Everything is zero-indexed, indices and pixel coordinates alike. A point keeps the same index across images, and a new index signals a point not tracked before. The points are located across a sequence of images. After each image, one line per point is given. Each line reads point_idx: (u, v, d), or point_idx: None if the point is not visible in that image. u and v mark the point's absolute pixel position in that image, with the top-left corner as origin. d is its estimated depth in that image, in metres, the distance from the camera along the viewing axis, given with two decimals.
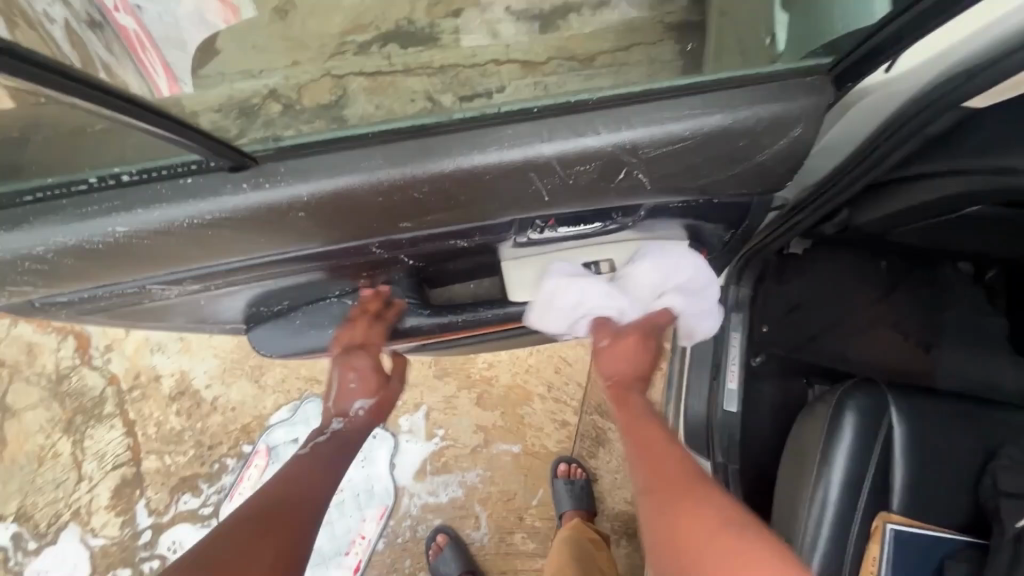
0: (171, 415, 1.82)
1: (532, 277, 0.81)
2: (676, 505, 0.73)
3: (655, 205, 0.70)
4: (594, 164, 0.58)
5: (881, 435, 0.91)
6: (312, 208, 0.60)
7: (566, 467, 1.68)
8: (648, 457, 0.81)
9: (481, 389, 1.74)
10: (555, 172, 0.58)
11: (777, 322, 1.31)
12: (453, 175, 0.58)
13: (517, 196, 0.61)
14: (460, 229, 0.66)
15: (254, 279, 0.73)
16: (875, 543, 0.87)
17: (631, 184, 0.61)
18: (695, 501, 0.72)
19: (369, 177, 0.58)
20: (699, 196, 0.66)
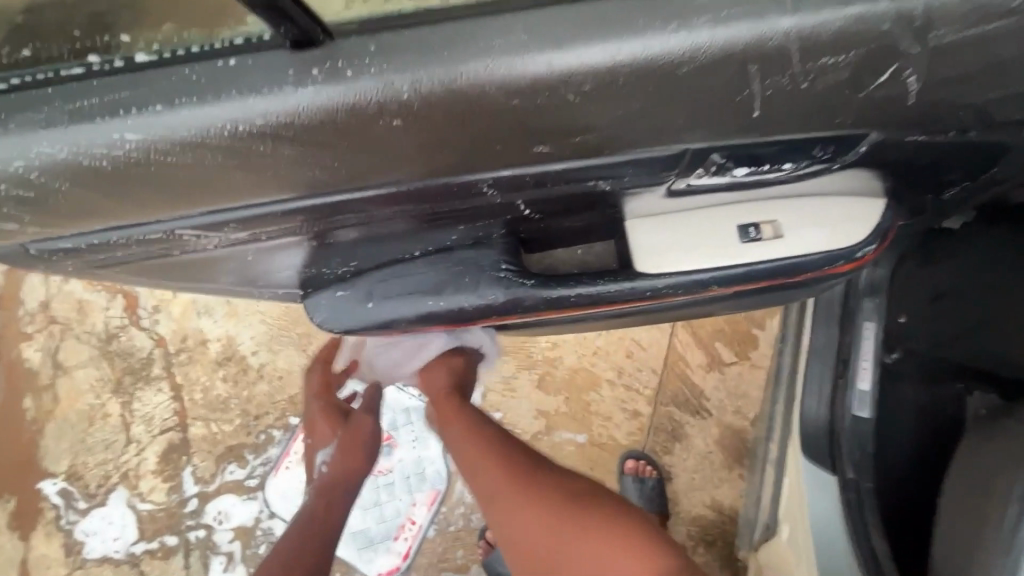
0: (217, 380, 1.75)
1: (669, 243, 0.60)
2: (497, 491, 0.92)
3: (885, 140, 0.49)
4: (852, 54, 0.41)
5: None
6: (438, 113, 0.44)
7: (635, 463, 1.51)
8: (467, 438, 1.01)
9: (543, 371, 1.59)
10: (790, 65, 0.41)
11: (919, 312, 1.09)
12: (644, 66, 0.41)
13: (713, 105, 0.44)
14: (611, 160, 0.49)
15: (306, 231, 0.56)
16: None
17: (890, 93, 0.44)
18: (526, 495, 0.90)
19: (526, 63, 0.42)
20: (961, 121, 0.48)
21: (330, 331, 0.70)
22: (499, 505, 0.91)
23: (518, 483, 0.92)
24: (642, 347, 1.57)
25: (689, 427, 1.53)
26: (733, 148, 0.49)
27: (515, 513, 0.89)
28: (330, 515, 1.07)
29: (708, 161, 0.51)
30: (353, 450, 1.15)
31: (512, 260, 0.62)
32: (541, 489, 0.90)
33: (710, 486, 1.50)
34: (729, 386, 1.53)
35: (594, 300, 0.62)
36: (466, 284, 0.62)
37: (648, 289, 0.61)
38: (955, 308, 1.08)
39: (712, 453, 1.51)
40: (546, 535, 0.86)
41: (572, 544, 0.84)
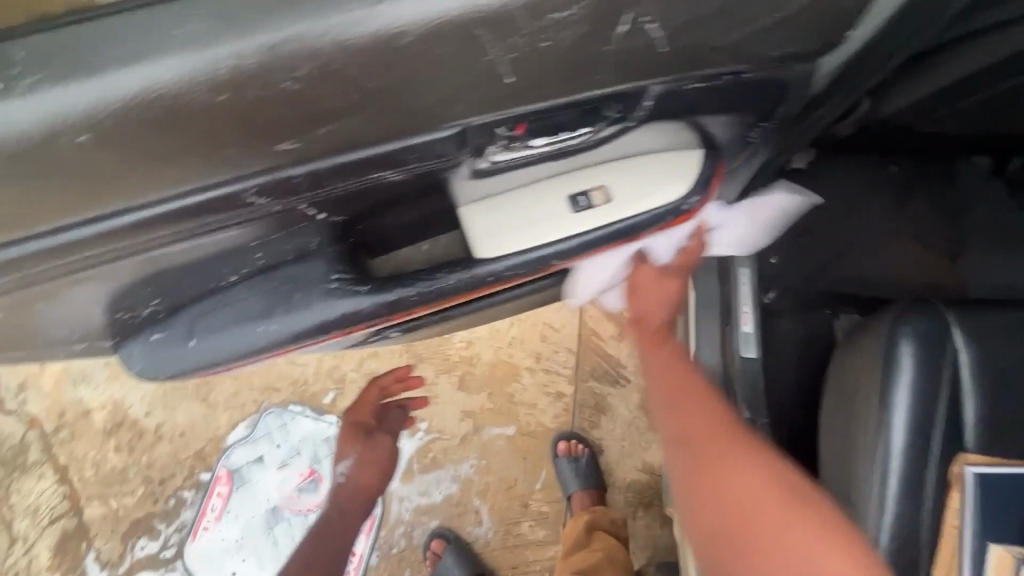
0: (109, 452, 1.58)
1: (501, 222, 0.61)
2: (718, 464, 0.65)
3: (668, 90, 0.52)
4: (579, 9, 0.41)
5: (948, 363, 0.75)
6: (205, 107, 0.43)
7: (568, 444, 1.51)
8: (686, 403, 0.76)
9: (463, 371, 1.56)
10: (516, 28, 0.41)
11: (788, 250, 1.16)
12: (392, 36, 0.41)
13: (455, 75, 0.44)
14: (384, 150, 0.51)
15: (121, 256, 0.54)
16: (955, 492, 0.72)
17: (637, 43, 0.45)
18: (743, 464, 0.65)
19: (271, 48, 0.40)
20: (732, 67, 0.51)
21: (153, 378, 0.72)
22: (718, 467, 0.66)
23: (741, 443, 0.68)
24: (556, 330, 1.58)
25: (612, 398, 1.55)
26: (505, 121, 0.51)
27: (758, 514, 0.60)
28: (345, 518, 1.17)
29: (497, 133, 0.54)
30: (374, 470, 1.22)
31: (343, 270, 0.63)
32: (753, 466, 0.65)
33: (640, 450, 1.54)
34: None
35: (437, 293, 0.65)
36: (297, 302, 0.64)
37: (489, 274, 0.63)
38: (816, 241, 1.17)
39: (637, 418, 1.54)
40: (712, 449, 0.68)
41: (783, 525, 0.59)
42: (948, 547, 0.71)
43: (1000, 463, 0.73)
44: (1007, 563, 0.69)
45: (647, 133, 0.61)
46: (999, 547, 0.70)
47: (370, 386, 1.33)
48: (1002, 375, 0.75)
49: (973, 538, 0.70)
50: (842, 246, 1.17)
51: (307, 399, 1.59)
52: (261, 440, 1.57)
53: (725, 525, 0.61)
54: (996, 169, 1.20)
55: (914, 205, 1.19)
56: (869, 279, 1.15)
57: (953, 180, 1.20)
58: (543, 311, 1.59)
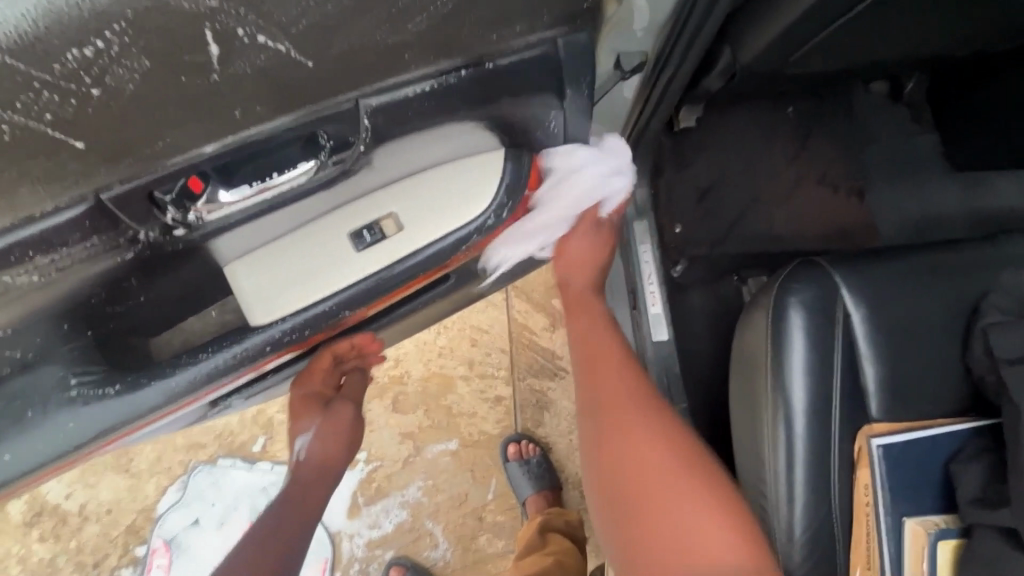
0: (33, 543, 1.46)
1: (278, 279, 0.57)
2: (614, 411, 0.67)
3: (385, 101, 0.46)
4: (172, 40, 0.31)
5: (841, 331, 0.69)
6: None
7: (516, 447, 1.44)
8: (605, 372, 0.70)
9: (395, 392, 1.48)
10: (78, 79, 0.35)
11: (691, 217, 1.09)
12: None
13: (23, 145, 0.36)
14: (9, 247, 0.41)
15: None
16: (864, 468, 0.67)
17: (264, 61, 0.38)
18: (646, 437, 0.64)
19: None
20: (448, 64, 0.46)
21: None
22: (613, 409, 0.67)
23: (651, 424, 0.65)
24: (485, 331, 1.50)
25: (554, 392, 1.49)
26: (184, 176, 0.44)
27: (642, 457, 0.63)
28: (301, 500, 0.83)
29: (161, 201, 0.45)
30: (338, 444, 0.91)
31: (88, 370, 0.53)
32: (650, 434, 0.64)
33: None
34: None
35: (212, 377, 0.56)
36: (31, 419, 0.51)
37: (266, 343, 0.57)
38: (719, 203, 1.10)
39: None
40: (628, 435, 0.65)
41: (671, 486, 0.61)
42: (863, 528, 0.66)
43: (908, 428, 0.67)
44: (924, 538, 0.64)
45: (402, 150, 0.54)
46: (914, 521, 0.65)
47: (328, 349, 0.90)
48: (903, 333, 0.68)
49: (888, 515, 0.65)
50: (747, 202, 1.10)
51: (236, 450, 1.49)
52: (194, 502, 1.47)
53: (637, 502, 0.61)
54: (895, 94, 1.13)
55: (817, 146, 1.12)
56: (779, 234, 1.09)
57: (853, 114, 1.13)
58: (469, 314, 1.50)
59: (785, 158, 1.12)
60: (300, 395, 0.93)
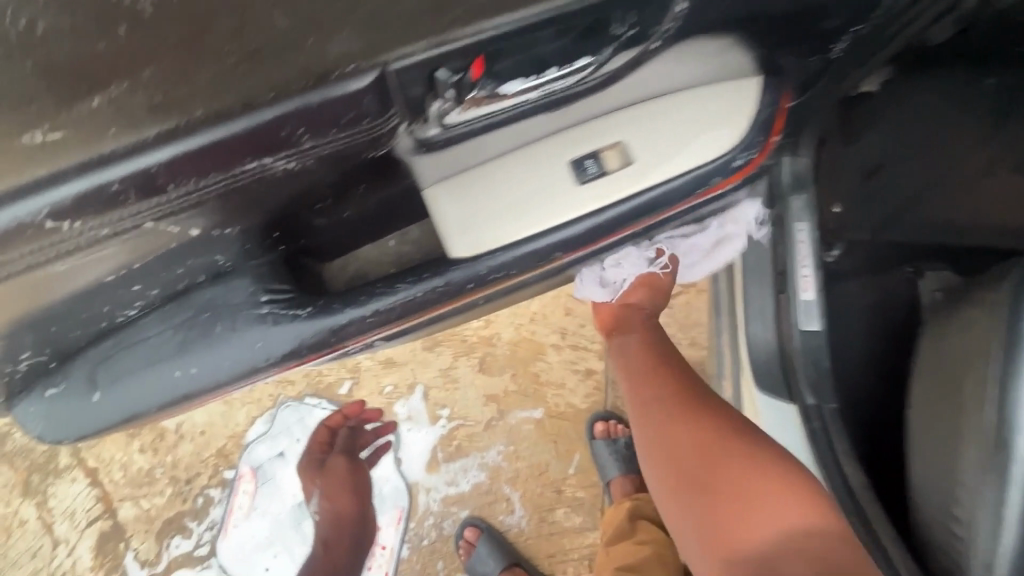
0: (134, 453, 1.53)
1: (489, 203, 0.49)
2: (718, 471, 0.79)
3: None
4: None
5: None
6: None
7: (604, 425, 1.39)
8: (677, 429, 0.86)
9: (483, 353, 1.43)
10: None
11: (854, 195, 0.95)
12: None
13: None
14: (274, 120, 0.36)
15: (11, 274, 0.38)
16: None
17: None
18: (736, 463, 0.79)
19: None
20: None
21: (62, 440, 0.53)
22: (711, 470, 0.80)
23: (750, 471, 0.78)
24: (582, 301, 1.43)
25: None
26: (453, 65, 0.37)
27: (721, 462, 0.80)
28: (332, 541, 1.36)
29: (439, 92, 0.39)
30: (343, 494, 1.40)
31: (276, 288, 0.49)
32: (782, 499, 0.75)
33: None
34: (679, 319, 1.40)
35: (401, 312, 0.51)
36: (219, 334, 0.49)
37: (469, 280, 0.50)
38: (890, 182, 0.95)
39: None
40: (694, 464, 0.81)
41: (745, 465, 0.79)
42: None
43: None
44: None
45: (663, 61, 0.45)
46: None
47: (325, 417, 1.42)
48: None
49: None
50: (924, 185, 0.95)
51: (322, 391, 1.50)
52: (281, 436, 1.50)
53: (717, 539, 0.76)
54: None
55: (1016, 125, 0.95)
56: (957, 225, 0.95)
57: None
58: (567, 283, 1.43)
59: (977, 136, 0.96)
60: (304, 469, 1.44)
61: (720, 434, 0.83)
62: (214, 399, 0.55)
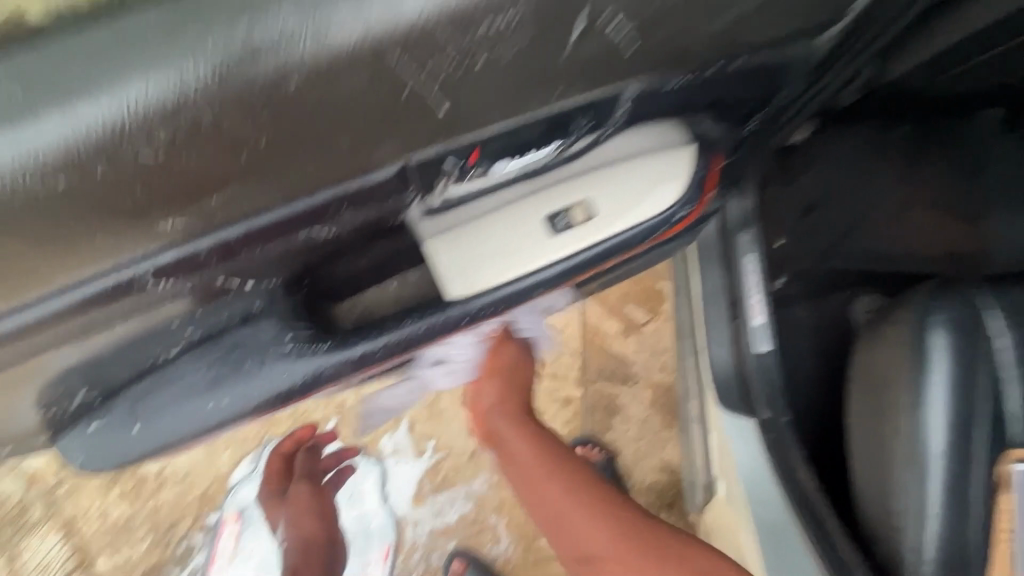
0: (113, 502, 1.51)
1: (473, 255, 0.54)
2: (562, 522, 0.76)
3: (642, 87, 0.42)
4: (519, 9, 0.32)
5: (982, 357, 0.68)
6: (215, 142, 0.33)
7: (582, 451, 1.43)
8: (553, 485, 0.79)
9: (466, 385, 1.49)
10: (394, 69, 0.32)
11: (797, 231, 1.08)
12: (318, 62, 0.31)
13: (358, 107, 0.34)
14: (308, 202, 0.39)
15: (60, 345, 0.41)
16: (1006, 493, 0.65)
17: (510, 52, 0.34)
18: (597, 523, 0.75)
19: (262, 49, 0.30)
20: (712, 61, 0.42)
21: (102, 468, 0.56)
22: (569, 530, 0.76)
23: (604, 516, 0.75)
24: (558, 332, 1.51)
25: (623, 397, 1.48)
26: (467, 146, 0.41)
27: (556, 503, 0.78)
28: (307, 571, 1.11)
29: (447, 167, 0.44)
30: (309, 519, 1.15)
31: (300, 326, 0.52)
32: (609, 528, 0.74)
33: (658, 449, 1.47)
34: (649, 345, 1.50)
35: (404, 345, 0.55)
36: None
37: (463, 315, 0.55)
38: (825, 219, 1.08)
39: (651, 416, 1.47)
40: (552, 502, 0.78)
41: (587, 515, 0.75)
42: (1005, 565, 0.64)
43: None
44: None
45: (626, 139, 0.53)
46: None
47: (287, 435, 1.22)
48: None
49: None
50: (853, 220, 1.08)
51: None
52: None
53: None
54: (1009, 120, 1.10)
55: (926, 167, 1.10)
56: (887, 255, 1.07)
57: (963, 136, 1.11)
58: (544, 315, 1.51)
59: (897, 176, 1.10)
60: (265, 500, 1.21)
61: (580, 493, 0.77)
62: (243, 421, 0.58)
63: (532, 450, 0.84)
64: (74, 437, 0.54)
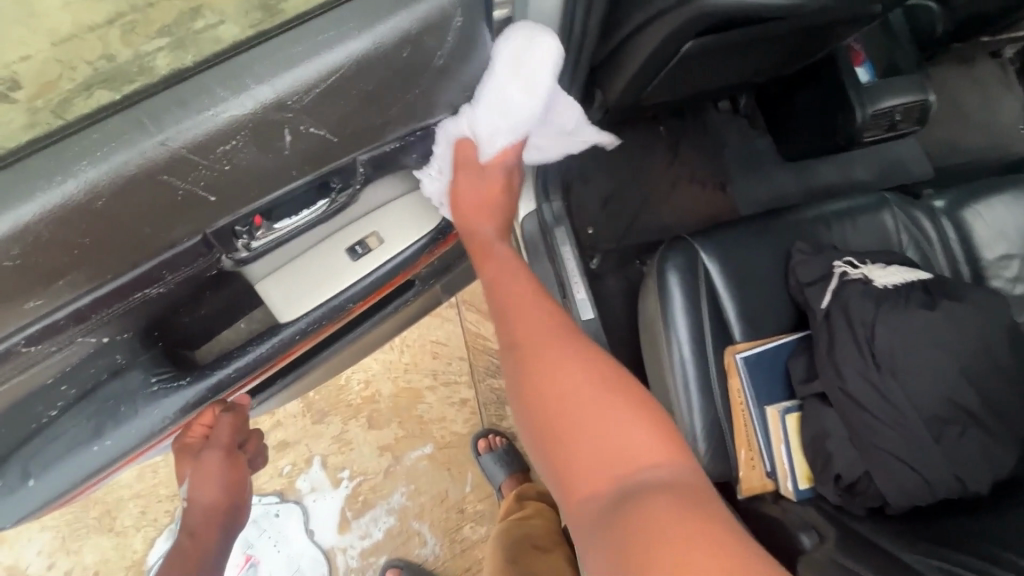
0: None
1: (296, 287, 0.67)
2: (547, 362, 0.63)
3: (370, 155, 0.57)
4: (240, 136, 0.44)
5: (703, 284, 0.93)
6: (65, 249, 0.42)
7: (486, 440, 1.61)
8: (533, 317, 0.69)
9: (369, 411, 1.60)
10: (172, 182, 0.43)
11: (598, 219, 1.35)
12: (104, 186, 0.41)
13: (152, 210, 0.44)
14: (135, 278, 0.49)
15: None
16: (734, 377, 0.89)
17: (245, 158, 0.46)
18: (569, 358, 0.63)
19: (78, 189, 0.40)
20: (409, 128, 0.57)
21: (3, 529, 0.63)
22: (546, 360, 0.63)
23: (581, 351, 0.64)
24: (444, 344, 1.65)
25: None
26: (243, 215, 0.51)
27: (560, 378, 0.61)
28: (200, 543, 0.86)
29: (236, 231, 0.53)
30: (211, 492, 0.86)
31: (162, 370, 0.64)
32: (580, 359, 0.63)
33: None
34: None
35: (253, 367, 0.67)
36: (124, 414, 0.62)
37: (295, 334, 0.68)
38: (619, 206, 1.36)
39: None
40: (537, 340, 0.66)
41: (608, 407, 0.58)
42: (742, 422, 0.89)
43: (760, 343, 0.92)
44: (779, 417, 0.87)
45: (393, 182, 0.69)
46: (772, 407, 0.88)
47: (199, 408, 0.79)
48: (749, 277, 0.94)
49: (757, 408, 0.89)
50: (640, 203, 1.38)
51: None
52: None
53: (552, 426, 0.59)
54: (734, 109, 1.44)
55: (686, 153, 1.42)
56: (668, 225, 1.37)
57: (707, 125, 1.44)
58: (428, 331, 1.65)
59: (665, 163, 1.41)
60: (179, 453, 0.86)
61: (564, 329, 0.67)
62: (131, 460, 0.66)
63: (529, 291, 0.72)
64: None
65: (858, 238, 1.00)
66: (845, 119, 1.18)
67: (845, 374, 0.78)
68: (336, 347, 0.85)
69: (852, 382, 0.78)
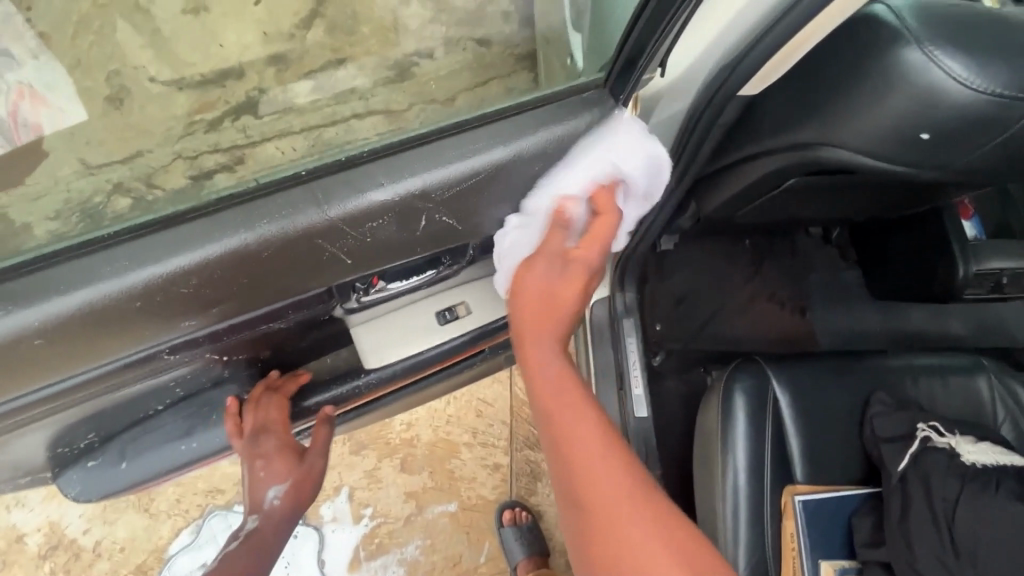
0: None
1: (385, 339, 0.73)
2: (600, 500, 0.52)
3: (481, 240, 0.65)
4: (386, 217, 0.53)
5: (771, 413, 0.90)
6: (228, 284, 0.52)
7: (511, 513, 1.57)
8: (575, 433, 0.55)
9: (405, 453, 1.61)
10: (328, 243, 0.52)
11: (668, 317, 1.35)
12: (272, 240, 0.50)
13: (306, 264, 0.53)
14: (265, 312, 0.58)
15: (87, 396, 0.60)
16: (789, 519, 0.84)
17: (385, 231, 0.54)
18: (626, 504, 0.52)
19: (251, 241, 0.50)
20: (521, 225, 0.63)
21: (90, 498, 0.75)
22: (597, 503, 0.52)
23: (630, 485, 0.53)
24: (491, 405, 1.66)
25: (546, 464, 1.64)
26: (366, 275, 0.59)
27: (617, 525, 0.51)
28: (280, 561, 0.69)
29: (354, 286, 0.61)
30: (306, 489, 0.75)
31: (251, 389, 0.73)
32: (636, 510, 0.52)
33: None
34: None
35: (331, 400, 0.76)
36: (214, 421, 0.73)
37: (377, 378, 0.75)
38: (690, 310, 1.36)
39: None
40: (587, 470, 0.53)
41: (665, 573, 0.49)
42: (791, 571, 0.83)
43: (823, 489, 0.87)
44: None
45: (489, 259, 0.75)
46: (827, 562, 0.83)
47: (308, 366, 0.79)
48: (819, 416, 0.91)
49: (810, 561, 0.83)
50: (713, 310, 1.37)
51: None
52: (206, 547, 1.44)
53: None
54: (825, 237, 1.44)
55: (769, 270, 1.41)
56: (739, 338, 1.36)
57: (794, 248, 1.43)
58: (478, 387, 1.67)
59: (747, 275, 1.40)
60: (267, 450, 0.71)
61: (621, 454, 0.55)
62: (202, 464, 0.77)
63: (572, 398, 0.56)
64: (70, 475, 0.73)
65: (945, 401, 0.94)
66: (945, 273, 1.14)
67: (915, 549, 0.74)
68: (397, 395, 0.89)
69: (924, 562, 0.73)
